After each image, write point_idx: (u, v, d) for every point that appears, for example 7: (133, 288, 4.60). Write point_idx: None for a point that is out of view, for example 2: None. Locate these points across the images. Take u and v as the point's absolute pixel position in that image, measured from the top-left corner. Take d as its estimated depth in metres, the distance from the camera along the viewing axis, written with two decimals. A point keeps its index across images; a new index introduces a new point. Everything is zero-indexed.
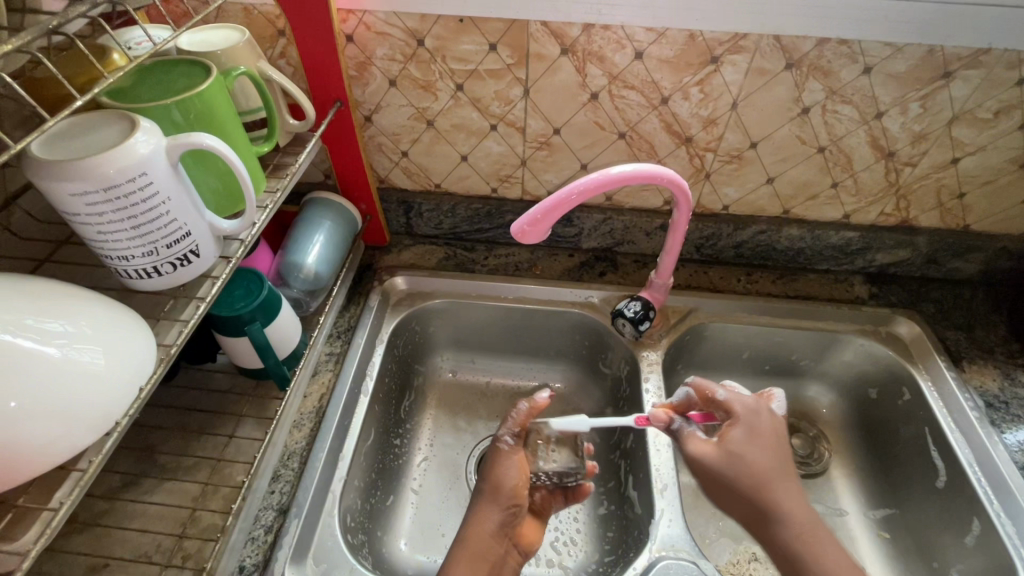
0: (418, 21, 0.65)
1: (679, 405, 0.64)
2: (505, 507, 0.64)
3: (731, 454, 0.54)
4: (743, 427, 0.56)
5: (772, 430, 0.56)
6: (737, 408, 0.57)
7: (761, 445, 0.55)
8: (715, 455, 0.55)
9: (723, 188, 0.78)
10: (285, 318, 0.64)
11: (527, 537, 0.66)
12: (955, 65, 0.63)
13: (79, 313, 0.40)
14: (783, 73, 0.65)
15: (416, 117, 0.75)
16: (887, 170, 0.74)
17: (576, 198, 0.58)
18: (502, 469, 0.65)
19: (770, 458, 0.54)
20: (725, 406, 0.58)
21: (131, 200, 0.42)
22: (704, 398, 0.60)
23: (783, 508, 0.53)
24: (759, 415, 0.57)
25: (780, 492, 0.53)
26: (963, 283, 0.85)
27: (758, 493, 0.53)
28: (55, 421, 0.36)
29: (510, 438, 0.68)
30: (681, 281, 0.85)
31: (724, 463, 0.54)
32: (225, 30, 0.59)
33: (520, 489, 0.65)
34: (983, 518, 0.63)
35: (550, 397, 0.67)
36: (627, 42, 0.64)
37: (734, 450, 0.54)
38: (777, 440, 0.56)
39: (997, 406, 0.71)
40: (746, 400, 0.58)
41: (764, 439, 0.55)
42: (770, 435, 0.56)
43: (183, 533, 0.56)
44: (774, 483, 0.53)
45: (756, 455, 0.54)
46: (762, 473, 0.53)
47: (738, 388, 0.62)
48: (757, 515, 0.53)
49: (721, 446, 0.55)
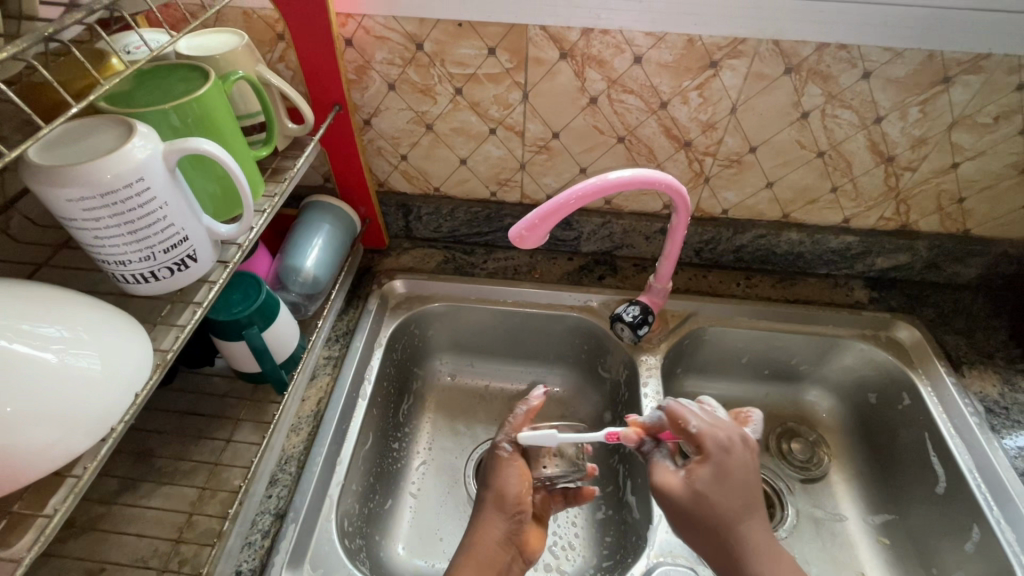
0: (417, 25, 0.65)
1: (651, 425, 0.61)
2: (511, 516, 0.64)
3: (697, 495, 0.53)
4: (712, 466, 0.53)
5: (742, 468, 0.54)
6: (708, 442, 0.54)
7: (728, 487, 0.53)
8: (680, 492, 0.53)
9: (722, 192, 0.78)
10: (283, 322, 0.64)
11: (531, 544, 0.65)
12: (955, 70, 0.63)
13: (76, 318, 0.40)
14: (782, 78, 0.65)
15: (415, 121, 0.75)
16: (886, 175, 0.73)
17: (574, 203, 0.58)
18: (506, 478, 0.65)
19: (735, 500, 0.53)
20: (697, 438, 0.55)
21: (128, 205, 0.42)
22: (677, 427, 0.56)
23: (748, 544, 0.52)
24: (731, 452, 0.54)
25: (745, 530, 0.52)
26: (963, 288, 0.85)
27: (724, 531, 0.52)
28: (50, 427, 0.36)
29: (509, 445, 0.67)
30: (680, 285, 0.85)
31: (686, 502, 0.53)
32: (224, 35, 0.59)
33: (523, 495, 0.65)
34: (983, 524, 0.63)
35: (545, 395, 0.69)
36: (626, 46, 0.64)
37: (700, 490, 0.53)
38: (745, 479, 0.54)
39: (997, 411, 0.70)
40: (719, 436, 0.55)
41: (734, 480, 0.53)
42: (740, 475, 0.54)
43: (180, 537, 0.56)
44: (738, 524, 0.52)
45: (723, 498, 0.52)
46: (728, 513, 0.52)
47: (711, 411, 0.59)
48: (721, 552, 0.53)
49: (686, 484, 0.54)
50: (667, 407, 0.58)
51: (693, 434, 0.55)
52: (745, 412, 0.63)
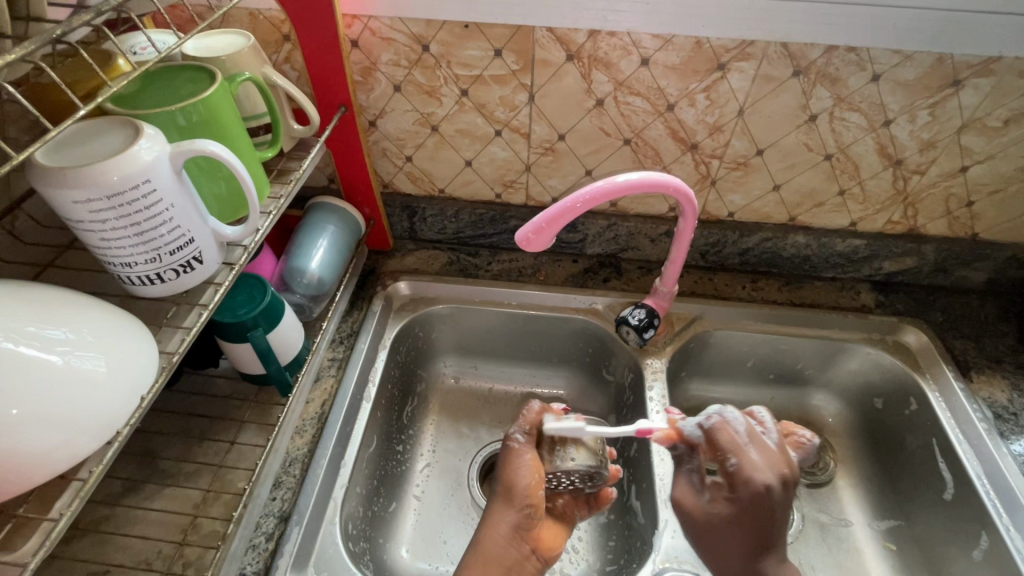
0: (424, 27, 0.65)
1: (689, 434, 0.61)
2: (519, 508, 0.63)
3: (711, 525, 0.54)
4: (736, 505, 0.53)
5: (770, 514, 0.53)
6: (738, 482, 0.54)
7: (746, 528, 0.53)
8: (698, 514, 0.56)
9: (728, 195, 0.78)
10: (288, 323, 0.63)
11: (547, 542, 0.65)
12: (964, 73, 0.62)
13: (82, 321, 0.39)
14: (790, 80, 0.65)
15: (421, 122, 0.74)
16: (894, 178, 0.73)
17: (581, 207, 0.57)
18: (515, 471, 0.63)
19: (753, 542, 0.53)
20: (730, 474, 0.54)
21: (135, 207, 0.42)
22: (716, 452, 0.57)
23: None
24: (763, 498, 0.52)
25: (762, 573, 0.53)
26: (971, 292, 0.84)
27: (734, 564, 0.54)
28: (56, 430, 0.36)
29: (522, 437, 0.66)
30: (685, 287, 0.85)
31: (700, 525, 0.55)
32: (231, 36, 0.59)
33: (534, 489, 0.63)
34: (991, 532, 0.63)
35: (564, 406, 0.69)
36: (633, 48, 0.64)
37: (716, 523, 0.54)
38: (771, 525, 0.53)
39: (1006, 417, 0.70)
40: (754, 478, 0.53)
41: (759, 521, 0.53)
42: (766, 520, 0.53)
43: (184, 540, 0.56)
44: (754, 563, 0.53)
45: (738, 537, 0.53)
46: (742, 553, 0.53)
47: (760, 443, 0.56)
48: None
49: (705, 511, 0.55)
50: (711, 430, 0.58)
51: (730, 469, 0.55)
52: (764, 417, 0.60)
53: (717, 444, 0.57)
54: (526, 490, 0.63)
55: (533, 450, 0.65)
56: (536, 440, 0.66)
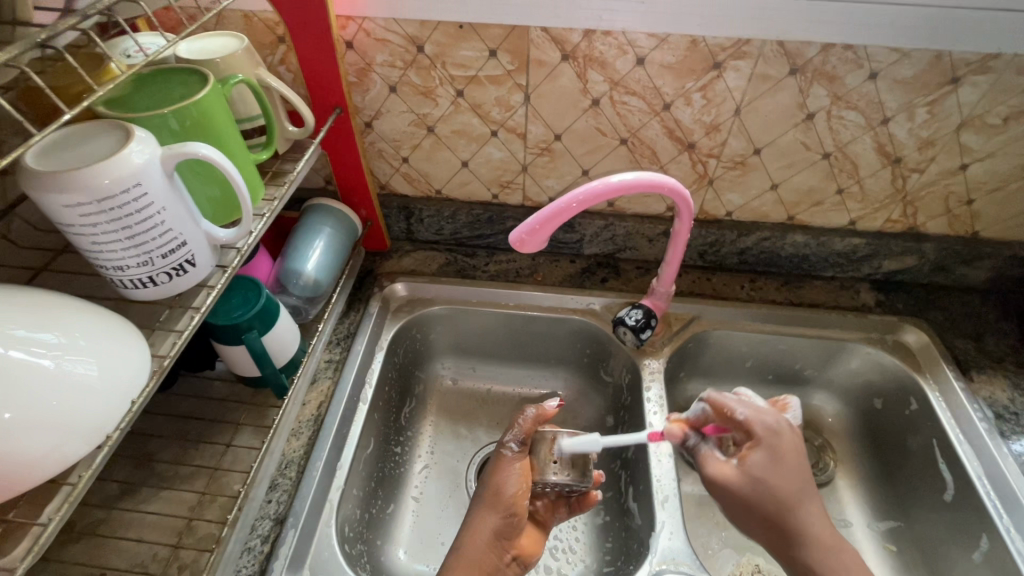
0: (418, 27, 0.64)
1: (695, 419, 0.60)
2: (503, 515, 0.62)
3: (755, 481, 0.52)
4: (766, 450, 0.53)
5: (794, 449, 0.53)
6: (757, 427, 0.54)
7: (785, 469, 0.52)
8: (738, 481, 0.52)
9: (726, 194, 0.77)
10: (283, 325, 0.63)
11: (526, 548, 0.65)
12: (963, 70, 0.62)
13: (73, 325, 0.39)
14: (786, 79, 0.64)
15: (417, 124, 0.74)
16: (894, 177, 0.72)
17: (575, 207, 0.57)
18: (504, 479, 0.64)
19: (794, 481, 0.52)
20: (746, 425, 0.54)
21: (126, 210, 0.42)
22: (723, 415, 0.56)
23: (803, 531, 0.52)
24: (780, 434, 0.54)
25: (805, 516, 0.52)
26: (971, 291, 0.83)
27: (781, 520, 0.51)
28: (46, 434, 0.36)
29: (515, 445, 0.66)
30: (684, 287, 0.84)
31: (746, 490, 0.52)
32: (224, 38, 0.59)
33: (521, 497, 0.64)
34: (992, 534, 0.62)
35: (557, 405, 0.67)
36: (628, 48, 0.63)
37: (757, 476, 0.52)
38: (800, 460, 0.53)
39: (1007, 417, 0.69)
40: (767, 419, 0.54)
41: (789, 461, 0.52)
42: (794, 456, 0.53)
43: (179, 543, 0.56)
44: (799, 506, 0.52)
45: (781, 480, 0.52)
46: (788, 499, 0.51)
47: (752, 398, 0.58)
48: (780, 538, 0.52)
49: (741, 472, 0.52)
50: (710, 398, 0.58)
51: (742, 419, 0.54)
52: (783, 399, 0.60)
53: (721, 406, 0.56)
54: (512, 498, 0.63)
55: (525, 459, 0.66)
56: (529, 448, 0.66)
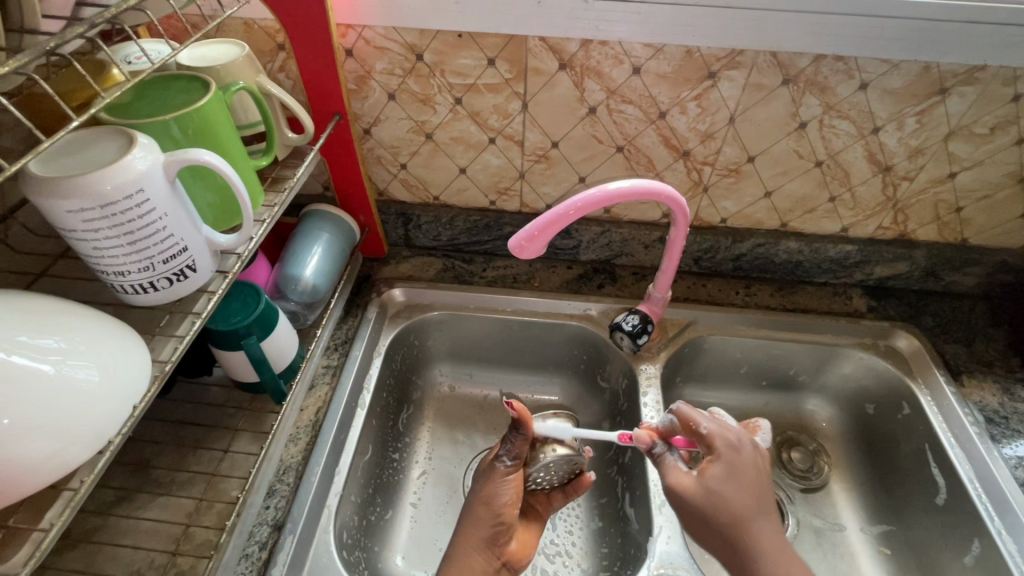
0: (418, 36, 0.65)
1: (665, 429, 0.62)
2: (492, 525, 0.64)
3: (707, 491, 0.54)
4: (723, 465, 0.55)
5: (752, 467, 0.55)
6: (718, 443, 0.56)
7: (739, 485, 0.54)
8: (694, 492, 0.54)
9: (720, 202, 0.78)
10: (282, 331, 0.63)
11: (517, 553, 0.66)
12: (951, 81, 0.63)
13: (74, 330, 0.39)
14: (779, 89, 0.65)
15: (415, 130, 0.75)
16: (884, 184, 0.74)
17: (573, 214, 0.58)
18: (486, 487, 0.65)
19: (746, 498, 0.53)
20: (707, 439, 0.57)
21: (128, 216, 0.42)
22: (687, 428, 0.59)
23: (758, 552, 0.52)
24: (739, 450, 0.56)
25: (756, 535, 0.52)
26: (961, 296, 0.85)
27: (735, 540, 0.52)
28: (47, 440, 0.36)
29: (508, 460, 0.66)
30: (679, 293, 0.85)
31: (699, 501, 0.54)
32: (226, 45, 0.59)
33: (512, 509, 0.65)
34: (983, 538, 0.63)
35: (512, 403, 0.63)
36: (624, 57, 0.64)
37: (710, 486, 0.54)
38: (756, 478, 0.55)
39: (997, 420, 0.70)
40: (728, 435, 0.57)
41: (745, 479, 0.54)
42: (750, 475, 0.55)
43: (177, 550, 0.56)
44: (750, 524, 0.53)
45: (732, 495, 0.53)
46: (738, 513, 0.53)
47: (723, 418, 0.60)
48: (733, 559, 0.53)
49: (699, 484, 0.54)
50: (679, 410, 0.60)
51: (704, 434, 0.57)
52: (754, 421, 0.62)
53: (687, 420, 0.59)
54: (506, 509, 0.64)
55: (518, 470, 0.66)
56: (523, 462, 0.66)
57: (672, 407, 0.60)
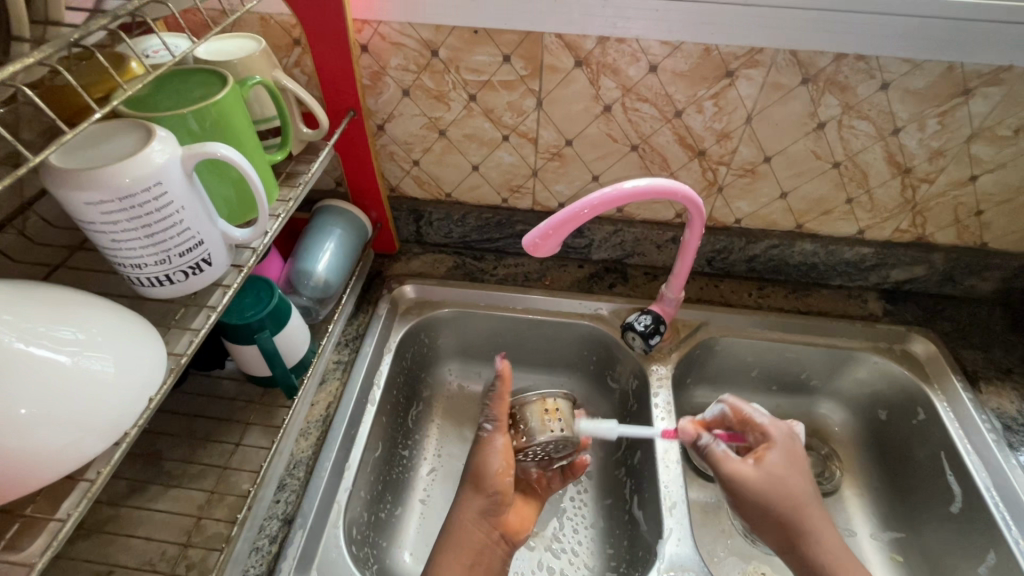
0: (433, 32, 0.65)
1: (712, 421, 0.63)
2: (487, 496, 0.64)
3: (770, 476, 0.56)
4: (780, 450, 0.58)
5: (802, 456, 0.59)
6: (773, 431, 0.59)
7: (794, 469, 0.57)
8: (758, 477, 0.56)
9: (735, 202, 0.78)
10: (294, 325, 0.64)
11: (513, 525, 0.66)
12: (975, 81, 0.62)
13: (90, 321, 0.40)
14: (798, 88, 0.65)
15: (428, 127, 0.75)
16: (903, 187, 0.73)
17: (587, 213, 0.57)
18: (485, 458, 0.64)
19: (803, 481, 0.57)
20: (762, 428, 0.60)
21: (145, 209, 0.42)
22: (740, 419, 0.62)
23: (811, 532, 0.55)
24: (791, 440, 0.59)
25: (813, 517, 0.55)
26: (979, 301, 0.84)
27: (793, 519, 0.55)
28: (63, 430, 0.36)
29: (488, 425, 0.66)
30: (691, 294, 0.84)
31: (762, 484, 0.56)
32: (242, 40, 0.59)
33: (503, 476, 0.64)
34: (999, 550, 0.62)
35: (502, 359, 0.67)
36: (641, 55, 0.64)
37: (773, 472, 0.56)
38: (806, 465, 0.59)
39: (1015, 428, 0.69)
40: (781, 426, 0.60)
41: (799, 463, 0.58)
42: (802, 461, 0.58)
43: (188, 541, 0.56)
44: (810, 506, 0.56)
45: (794, 480, 0.56)
46: (800, 497, 0.56)
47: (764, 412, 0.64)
48: (788, 538, 0.55)
49: (760, 468, 0.57)
50: (733, 403, 0.62)
51: (759, 423, 0.60)
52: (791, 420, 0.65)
53: (742, 416, 0.61)
54: (494, 476, 0.64)
55: (503, 435, 0.66)
56: (507, 424, 0.66)
57: (724, 400, 0.63)
